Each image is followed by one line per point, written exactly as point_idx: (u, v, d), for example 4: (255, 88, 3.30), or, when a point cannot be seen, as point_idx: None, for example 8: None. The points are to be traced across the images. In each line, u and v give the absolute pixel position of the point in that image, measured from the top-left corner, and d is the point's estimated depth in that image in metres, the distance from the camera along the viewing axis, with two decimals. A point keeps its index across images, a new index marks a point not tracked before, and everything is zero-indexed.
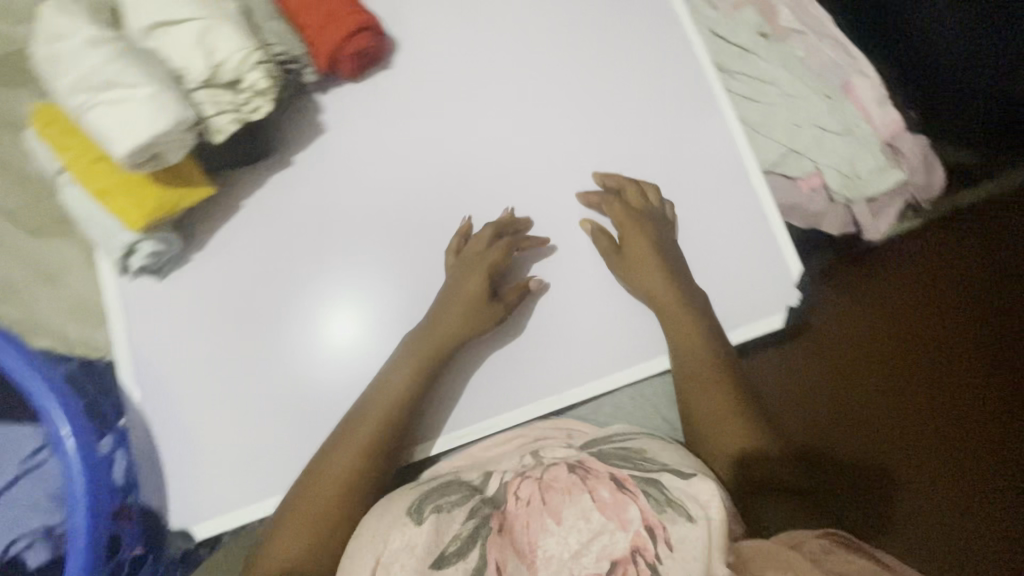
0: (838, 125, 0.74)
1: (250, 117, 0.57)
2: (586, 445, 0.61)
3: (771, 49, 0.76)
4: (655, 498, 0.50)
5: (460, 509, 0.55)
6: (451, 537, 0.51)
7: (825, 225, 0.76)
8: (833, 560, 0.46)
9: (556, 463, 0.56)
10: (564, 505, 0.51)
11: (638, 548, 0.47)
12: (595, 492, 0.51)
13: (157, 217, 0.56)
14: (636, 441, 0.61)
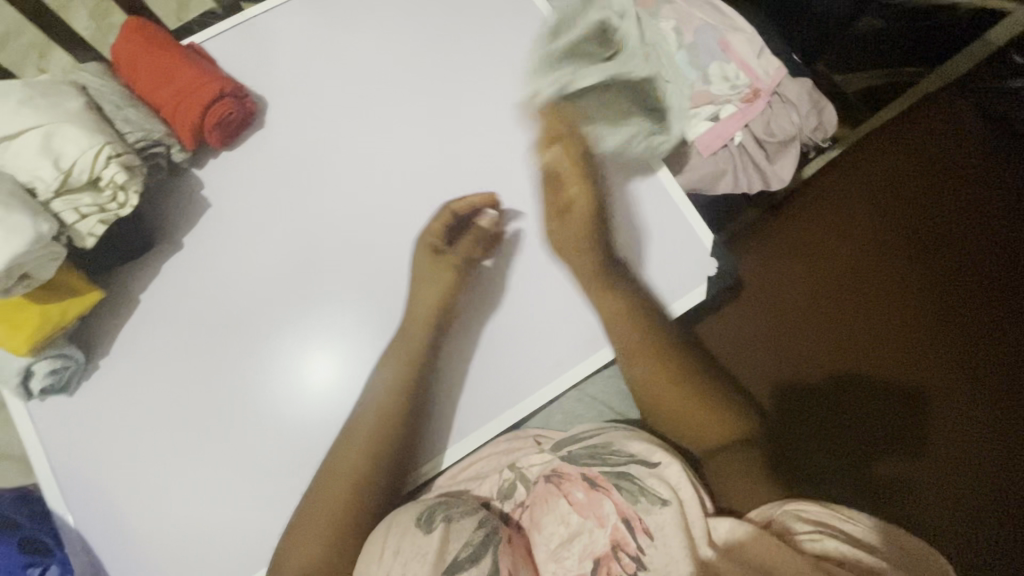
0: (721, 86, 0.74)
1: (118, 213, 0.55)
2: (556, 451, 0.60)
3: (646, 22, 0.77)
4: (628, 490, 0.51)
5: (466, 519, 0.52)
6: (461, 547, 0.49)
7: (733, 181, 0.75)
8: (799, 536, 0.47)
9: (535, 479, 0.57)
10: (546, 514, 0.52)
11: (618, 542, 0.48)
12: (570, 494, 0.52)
13: (44, 336, 0.54)
14: (603, 437, 0.59)
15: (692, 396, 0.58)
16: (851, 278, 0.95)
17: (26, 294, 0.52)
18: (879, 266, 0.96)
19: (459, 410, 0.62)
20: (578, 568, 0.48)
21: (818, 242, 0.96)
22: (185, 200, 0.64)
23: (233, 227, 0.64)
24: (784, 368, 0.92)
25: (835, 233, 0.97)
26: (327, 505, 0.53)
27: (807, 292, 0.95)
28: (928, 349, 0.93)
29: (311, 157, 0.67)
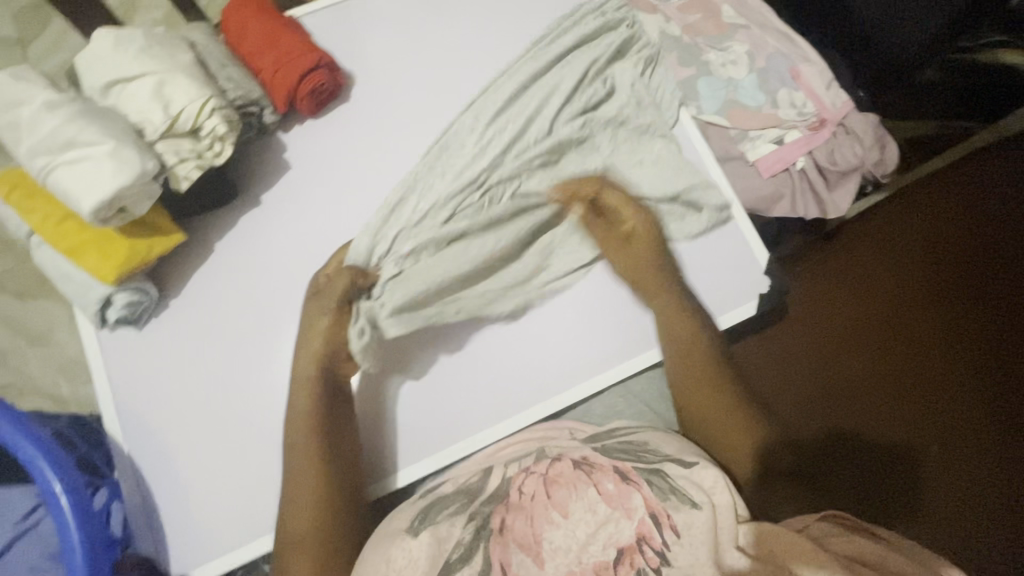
0: (788, 112, 0.76)
1: (213, 162, 0.58)
2: (592, 442, 0.60)
3: (720, 45, 0.80)
4: (659, 487, 0.50)
5: (458, 516, 0.54)
6: (454, 545, 0.50)
7: (790, 203, 0.77)
8: (841, 544, 0.47)
9: (558, 458, 0.55)
10: (569, 500, 0.50)
11: (643, 535, 0.47)
12: (600, 484, 0.51)
13: (130, 269, 0.57)
14: (640, 435, 0.60)
15: (717, 400, 0.60)
16: (892, 322, 0.95)
17: (119, 226, 0.55)
18: (924, 312, 0.96)
19: (501, 390, 0.63)
20: (600, 555, 0.46)
21: (860, 285, 0.97)
22: (268, 161, 0.67)
23: (312, 188, 0.67)
24: (817, 405, 0.93)
25: (869, 254, 0.99)
26: (303, 484, 0.54)
27: (847, 332, 0.96)
28: (969, 402, 0.91)
29: (388, 134, 0.69)
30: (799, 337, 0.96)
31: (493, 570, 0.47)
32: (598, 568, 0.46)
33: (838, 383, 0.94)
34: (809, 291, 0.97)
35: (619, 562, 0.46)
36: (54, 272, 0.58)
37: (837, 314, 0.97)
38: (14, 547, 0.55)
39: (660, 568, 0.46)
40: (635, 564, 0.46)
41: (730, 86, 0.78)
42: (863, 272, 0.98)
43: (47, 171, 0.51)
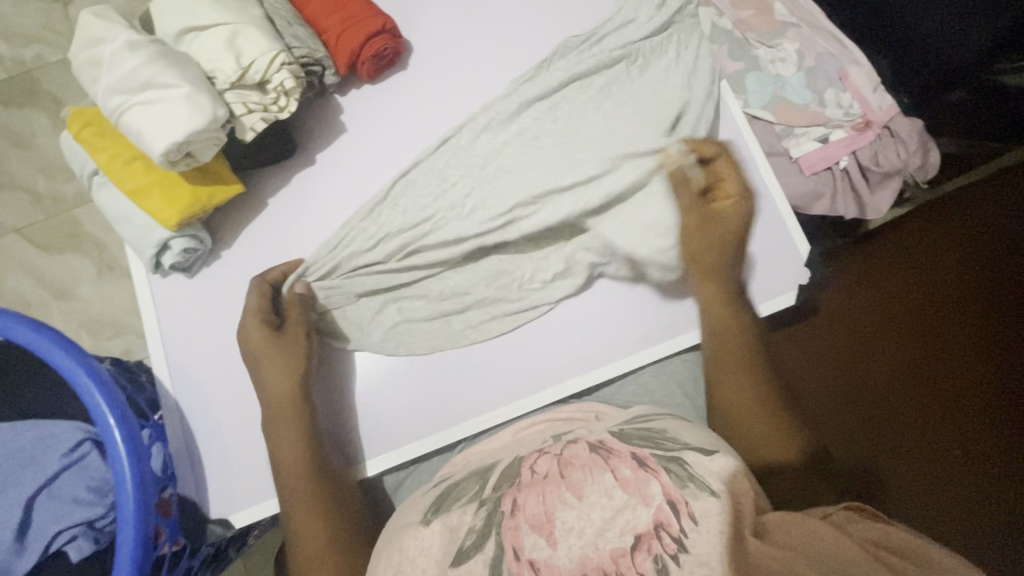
0: (834, 112, 0.77)
1: (277, 116, 0.59)
2: (607, 427, 0.53)
3: (771, 42, 0.80)
4: (676, 473, 0.44)
5: (469, 504, 0.49)
6: (467, 531, 0.46)
7: (830, 201, 0.78)
8: (864, 533, 0.41)
9: (575, 441, 0.50)
10: (584, 482, 0.44)
11: (661, 523, 0.41)
12: (615, 469, 0.44)
13: (190, 214, 0.58)
14: (658, 423, 0.52)
15: (755, 402, 0.56)
16: (933, 330, 0.91)
17: (182, 171, 0.56)
18: (968, 321, 0.91)
19: (539, 364, 0.64)
20: (617, 541, 0.40)
21: (903, 289, 0.92)
22: (324, 123, 0.68)
23: (362, 153, 0.68)
24: (847, 411, 0.90)
25: (905, 257, 0.93)
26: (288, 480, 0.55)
27: (884, 337, 0.91)
28: (1010, 418, 0.87)
29: (441, 103, 0.70)
30: (824, 338, 0.92)
31: (505, 557, 0.42)
32: (616, 556, 0.40)
33: (858, 389, 0.90)
34: (847, 291, 0.93)
35: (635, 549, 0.40)
36: (115, 214, 0.59)
37: (876, 317, 0.92)
38: (59, 478, 0.56)
39: (678, 557, 0.39)
40: (653, 550, 0.40)
41: (778, 83, 0.79)
42: (896, 275, 0.93)
43: (121, 110, 0.52)
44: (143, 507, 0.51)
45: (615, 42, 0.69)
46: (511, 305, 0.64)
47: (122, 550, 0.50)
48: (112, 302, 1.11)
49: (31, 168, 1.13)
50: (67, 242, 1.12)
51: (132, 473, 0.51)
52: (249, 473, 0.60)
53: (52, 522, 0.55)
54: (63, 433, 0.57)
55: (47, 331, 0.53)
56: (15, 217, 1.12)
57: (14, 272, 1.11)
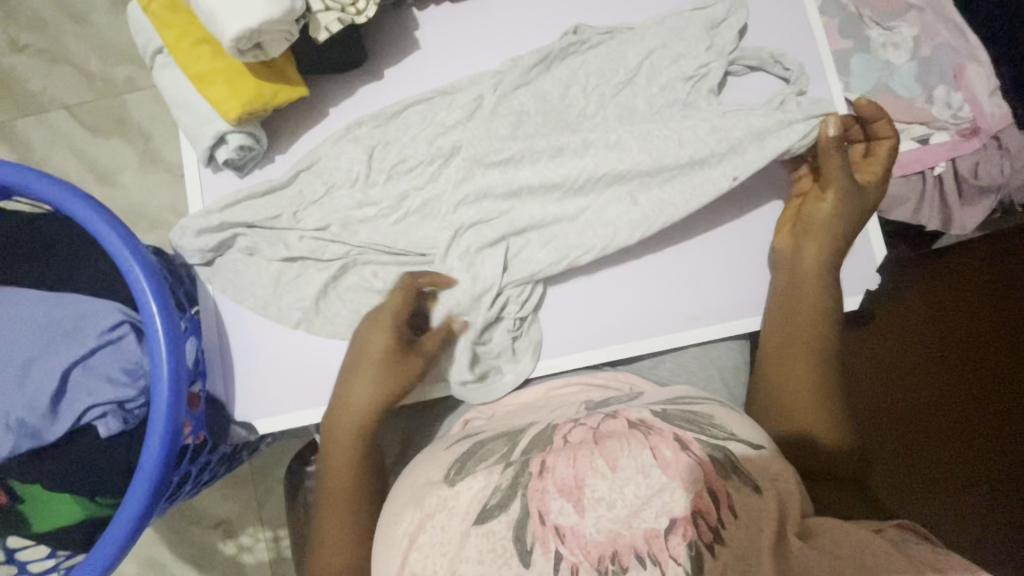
0: (943, 111, 0.71)
1: (353, 19, 0.55)
2: (646, 404, 0.50)
3: (886, 22, 0.73)
4: (718, 463, 0.43)
5: (496, 463, 0.47)
6: (492, 490, 0.45)
7: (915, 208, 0.72)
8: (923, 553, 0.39)
9: (612, 415, 0.48)
10: (620, 455, 0.43)
11: (700, 510, 0.40)
12: (655, 448, 0.43)
13: (251, 110, 0.55)
14: (704, 406, 0.50)
15: (811, 396, 0.54)
16: (996, 365, 0.80)
17: (250, 63, 0.54)
18: None
19: (583, 325, 0.62)
20: (651, 523, 0.40)
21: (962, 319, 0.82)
22: (397, 37, 0.64)
23: (432, 75, 0.64)
24: (887, 429, 0.82)
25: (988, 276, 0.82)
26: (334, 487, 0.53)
27: (935, 366, 0.82)
28: None
29: (522, 34, 0.65)
30: (876, 345, 0.84)
31: (531, 519, 0.42)
32: (648, 537, 0.40)
33: (901, 405, 0.82)
34: (895, 321, 0.84)
35: (671, 532, 0.40)
36: (174, 100, 0.57)
37: (926, 350, 0.83)
38: (96, 356, 0.57)
39: (713, 548, 0.39)
40: (688, 536, 0.39)
41: (886, 71, 0.72)
42: (973, 293, 0.82)
43: None
44: (177, 396, 0.52)
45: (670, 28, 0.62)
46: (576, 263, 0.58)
47: (153, 435, 0.51)
48: (149, 194, 1.10)
49: (85, 45, 1.11)
50: (112, 127, 1.11)
51: (170, 365, 0.51)
52: (280, 382, 0.61)
53: (84, 396, 0.56)
54: (100, 312, 0.57)
55: (102, 209, 0.52)
56: (64, 93, 1.11)
57: (59, 150, 1.11)
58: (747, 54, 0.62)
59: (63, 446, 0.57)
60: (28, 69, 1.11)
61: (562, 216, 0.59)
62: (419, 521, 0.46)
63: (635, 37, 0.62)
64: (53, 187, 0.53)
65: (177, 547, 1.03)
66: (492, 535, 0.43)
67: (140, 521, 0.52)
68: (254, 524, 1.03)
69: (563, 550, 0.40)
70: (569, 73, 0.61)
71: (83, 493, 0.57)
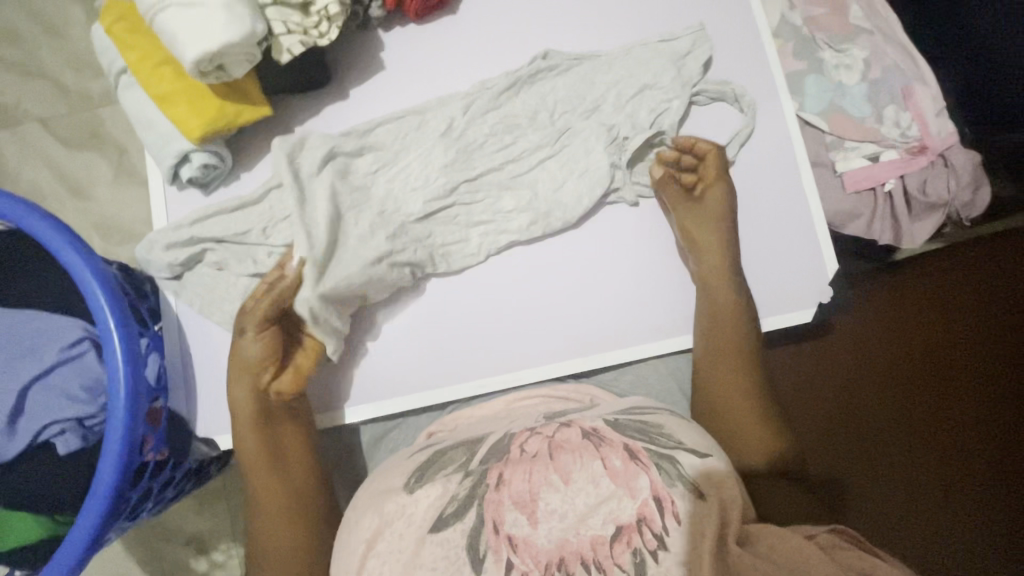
0: (892, 130, 0.74)
1: (316, 42, 0.56)
2: (602, 414, 0.52)
3: (838, 45, 0.76)
4: (666, 472, 0.44)
5: (454, 473, 0.48)
6: (448, 500, 0.45)
7: (867, 223, 0.75)
8: (851, 560, 0.40)
9: (567, 425, 0.49)
10: (572, 466, 0.44)
11: (645, 517, 0.42)
12: (605, 458, 0.44)
13: (215, 130, 0.56)
14: (655, 416, 0.51)
15: (746, 402, 0.56)
16: (947, 369, 0.84)
17: (213, 85, 0.55)
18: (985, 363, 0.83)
19: (543, 339, 0.63)
20: (598, 530, 0.41)
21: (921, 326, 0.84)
22: (363, 57, 0.66)
23: (397, 93, 0.65)
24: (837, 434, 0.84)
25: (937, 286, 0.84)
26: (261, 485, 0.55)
27: (885, 373, 0.85)
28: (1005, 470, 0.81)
29: (486, 54, 0.67)
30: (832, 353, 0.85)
31: (485, 529, 0.43)
32: (596, 543, 0.41)
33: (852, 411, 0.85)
34: (856, 330, 0.85)
35: (616, 540, 0.41)
36: (139, 119, 0.57)
37: (885, 356, 0.85)
38: (56, 372, 0.57)
39: (658, 554, 0.40)
40: (633, 543, 0.41)
41: (839, 91, 0.75)
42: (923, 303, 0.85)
43: (157, 9, 0.50)
44: (134, 413, 0.52)
45: (635, 59, 0.65)
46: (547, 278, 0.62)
47: (108, 453, 0.51)
48: (123, 207, 1.10)
49: (59, 58, 1.11)
50: (85, 139, 1.11)
51: (126, 382, 0.51)
52: None
53: (43, 413, 0.56)
54: (61, 329, 0.57)
55: (60, 227, 0.53)
56: (36, 106, 1.11)
57: (31, 162, 1.11)
58: (711, 84, 0.66)
59: (21, 463, 0.56)
60: (0, 83, 1.11)
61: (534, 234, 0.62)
62: (377, 528, 0.46)
63: (602, 66, 0.65)
64: (14, 205, 0.53)
65: (147, 564, 1.02)
66: (447, 543, 0.43)
67: (94, 538, 0.52)
68: (225, 540, 1.02)
69: (514, 559, 0.41)
70: (538, 98, 0.64)
71: (43, 509, 0.57)
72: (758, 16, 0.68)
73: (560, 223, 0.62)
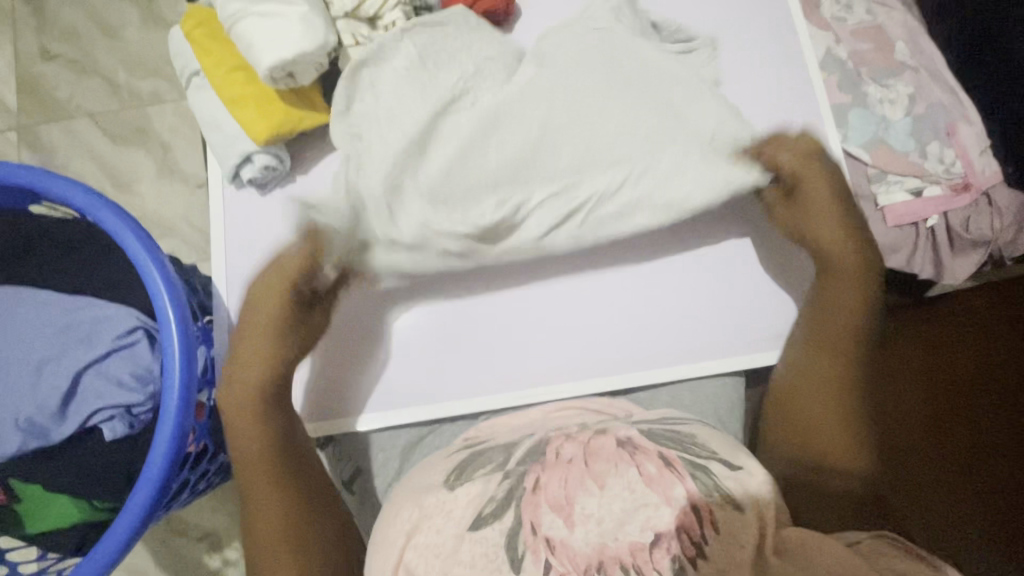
0: (936, 165, 0.74)
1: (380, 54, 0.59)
2: (634, 424, 0.52)
3: (883, 80, 0.77)
4: (702, 483, 0.44)
5: (493, 472, 0.48)
6: (488, 500, 0.46)
7: (907, 256, 0.74)
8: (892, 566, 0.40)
9: (602, 433, 0.49)
10: (608, 473, 0.44)
11: (685, 526, 0.41)
12: (639, 465, 0.44)
13: (278, 134, 0.59)
14: (687, 428, 0.51)
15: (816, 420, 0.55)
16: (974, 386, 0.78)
17: (280, 89, 0.57)
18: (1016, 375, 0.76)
19: (578, 351, 0.65)
20: (636, 536, 0.41)
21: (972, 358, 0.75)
22: None
23: None
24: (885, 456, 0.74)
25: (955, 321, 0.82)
26: (250, 468, 0.55)
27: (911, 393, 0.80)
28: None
29: None
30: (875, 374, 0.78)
31: (526, 530, 0.43)
32: (633, 550, 0.41)
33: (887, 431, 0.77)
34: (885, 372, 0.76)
35: (655, 546, 0.41)
36: (207, 119, 0.60)
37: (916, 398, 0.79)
38: (108, 359, 0.58)
39: (696, 561, 0.40)
40: (672, 550, 0.41)
41: (882, 125, 0.75)
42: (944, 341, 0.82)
43: (239, 16, 0.53)
44: (186, 401, 0.53)
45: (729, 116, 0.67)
46: None
47: (160, 439, 0.52)
48: (162, 203, 1.13)
49: (114, 58, 1.16)
50: (131, 136, 1.14)
51: (182, 369, 0.53)
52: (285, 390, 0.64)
53: (93, 397, 0.57)
54: (115, 316, 0.59)
55: (129, 219, 0.54)
56: (88, 102, 1.15)
57: (79, 155, 1.14)
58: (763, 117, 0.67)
59: (68, 443, 0.58)
60: (56, 78, 1.15)
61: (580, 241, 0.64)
62: (415, 521, 0.47)
63: None
64: (83, 194, 0.55)
65: (161, 557, 1.02)
66: (484, 541, 0.43)
67: (139, 524, 0.52)
68: (235, 539, 1.03)
69: (552, 560, 0.41)
70: None
71: (85, 491, 0.58)
72: (806, 49, 0.70)
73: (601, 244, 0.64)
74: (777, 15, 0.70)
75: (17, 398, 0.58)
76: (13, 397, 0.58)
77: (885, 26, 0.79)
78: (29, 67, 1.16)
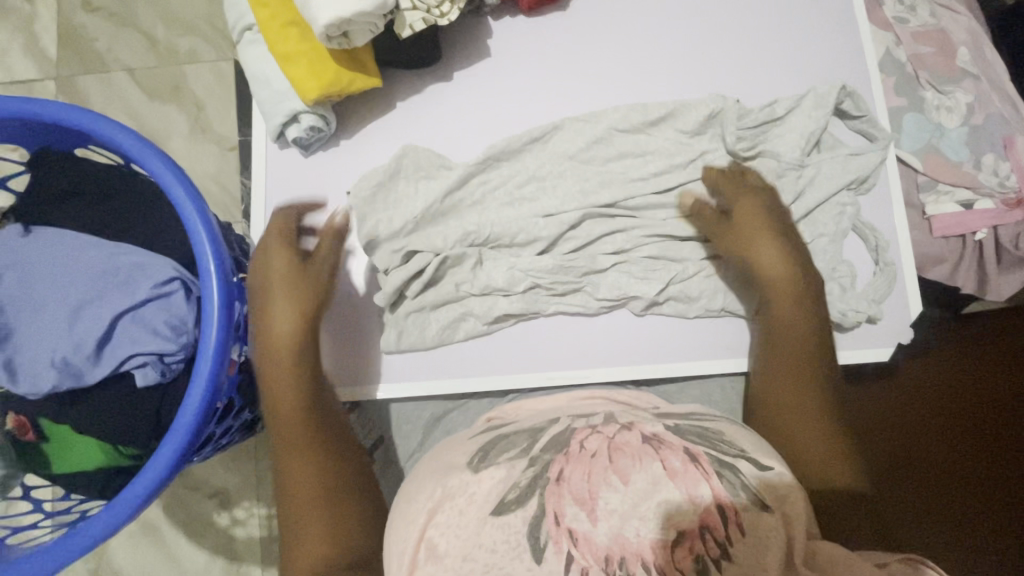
0: (992, 178, 0.72)
1: (436, 21, 0.58)
2: (660, 417, 0.50)
3: (942, 86, 0.74)
4: (728, 481, 0.43)
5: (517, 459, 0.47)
6: (511, 485, 0.45)
7: (949, 267, 0.73)
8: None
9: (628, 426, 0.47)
10: (631, 469, 0.44)
11: (708, 525, 0.41)
12: (664, 459, 0.44)
13: (328, 95, 0.58)
14: (715, 422, 0.50)
15: (810, 412, 0.51)
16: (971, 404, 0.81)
17: (334, 49, 0.56)
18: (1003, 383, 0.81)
19: (609, 339, 0.64)
20: (656, 535, 0.41)
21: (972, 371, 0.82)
22: (470, 43, 0.67)
23: (500, 82, 0.66)
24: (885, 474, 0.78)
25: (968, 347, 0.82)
26: (296, 461, 0.49)
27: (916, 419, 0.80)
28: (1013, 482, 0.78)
29: (589, 54, 0.67)
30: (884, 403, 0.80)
31: (552, 519, 0.42)
32: (653, 547, 0.41)
33: (888, 451, 0.80)
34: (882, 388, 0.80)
35: (677, 545, 0.41)
36: (257, 76, 0.59)
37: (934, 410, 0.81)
38: (144, 308, 0.58)
39: (719, 562, 0.40)
40: (694, 551, 0.40)
41: (937, 133, 0.73)
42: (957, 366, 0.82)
43: None
44: (221, 355, 0.53)
45: (811, 134, 0.64)
46: (635, 279, 0.62)
47: (194, 391, 0.53)
48: (193, 162, 1.13)
49: (155, 14, 1.16)
50: (168, 93, 1.14)
51: (220, 323, 0.53)
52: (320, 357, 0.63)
53: (127, 345, 0.58)
54: (152, 266, 0.59)
55: (175, 171, 0.54)
56: (125, 56, 1.15)
57: (115, 110, 1.15)
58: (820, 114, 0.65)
59: (102, 389, 0.58)
60: (96, 30, 1.16)
61: (620, 228, 0.63)
62: (438, 499, 0.46)
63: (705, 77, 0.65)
64: (129, 141, 0.55)
65: (172, 511, 1.04)
66: (506, 527, 0.43)
67: (169, 472, 0.53)
68: (246, 499, 1.04)
69: (575, 552, 0.41)
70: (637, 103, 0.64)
71: (115, 438, 0.58)
72: (866, 49, 0.68)
73: (640, 232, 0.63)
74: (839, 10, 0.68)
75: (52, 341, 0.58)
76: (48, 338, 0.58)
77: (948, 31, 0.76)
78: (71, 17, 1.16)
